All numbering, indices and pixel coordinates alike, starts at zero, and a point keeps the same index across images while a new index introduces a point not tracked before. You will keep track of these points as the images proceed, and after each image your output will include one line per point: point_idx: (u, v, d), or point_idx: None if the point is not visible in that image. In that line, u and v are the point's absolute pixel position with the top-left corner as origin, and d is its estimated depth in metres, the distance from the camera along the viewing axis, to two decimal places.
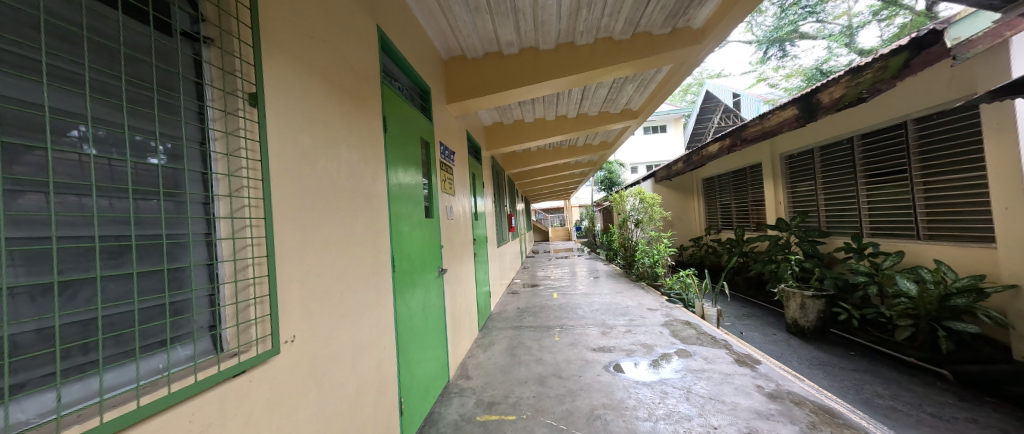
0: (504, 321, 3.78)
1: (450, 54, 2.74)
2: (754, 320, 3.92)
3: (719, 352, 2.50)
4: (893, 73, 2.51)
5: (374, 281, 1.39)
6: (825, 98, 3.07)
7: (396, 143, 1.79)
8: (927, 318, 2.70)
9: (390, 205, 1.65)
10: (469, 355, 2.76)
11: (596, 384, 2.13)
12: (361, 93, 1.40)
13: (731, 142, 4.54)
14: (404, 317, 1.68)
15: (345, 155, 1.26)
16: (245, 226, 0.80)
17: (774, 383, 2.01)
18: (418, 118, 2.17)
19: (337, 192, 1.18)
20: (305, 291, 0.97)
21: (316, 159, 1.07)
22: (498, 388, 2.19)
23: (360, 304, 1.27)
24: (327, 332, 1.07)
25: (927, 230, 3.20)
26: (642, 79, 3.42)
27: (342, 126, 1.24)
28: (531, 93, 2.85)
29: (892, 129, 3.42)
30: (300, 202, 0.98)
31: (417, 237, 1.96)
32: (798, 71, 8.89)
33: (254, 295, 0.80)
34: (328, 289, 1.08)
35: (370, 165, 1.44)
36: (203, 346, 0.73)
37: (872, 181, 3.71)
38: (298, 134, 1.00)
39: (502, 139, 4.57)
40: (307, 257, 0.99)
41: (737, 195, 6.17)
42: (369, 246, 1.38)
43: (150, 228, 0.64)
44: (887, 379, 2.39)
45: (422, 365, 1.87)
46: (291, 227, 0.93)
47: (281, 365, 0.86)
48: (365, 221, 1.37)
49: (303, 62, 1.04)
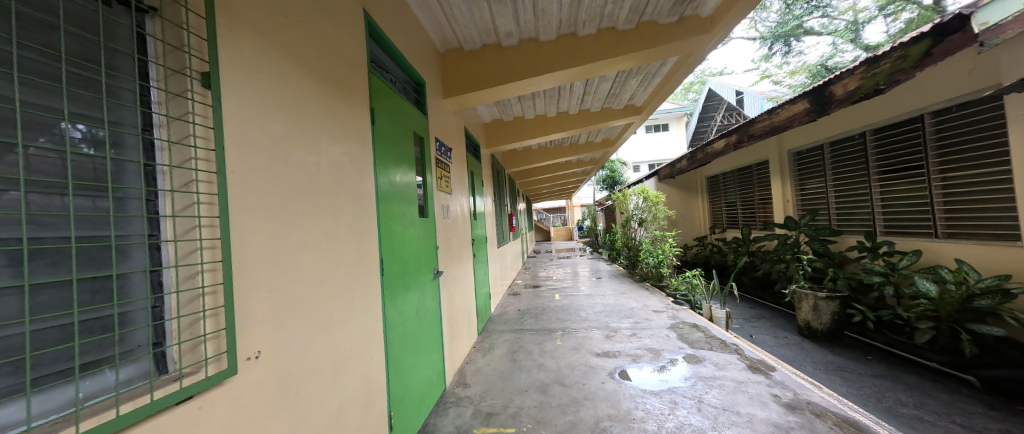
0: (504, 323, 3.66)
1: (446, 46, 2.64)
2: (763, 323, 3.78)
3: (731, 358, 2.37)
4: (913, 63, 2.39)
5: (360, 286, 1.28)
6: (838, 90, 2.95)
7: (387, 137, 1.68)
8: (948, 321, 2.54)
9: (380, 204, 1.54)
10: (467, 361, 2.65)
11: (601, 392, 2.02)
12: (346, 81, 1.29)
13: (738, 138, 4.41)
14: (395, 323, 1.57)
15: (326, 148, 1.15)
16: (195, 226, 0.68)
17: (791, 392, 1.89)
18: (412, 113, 2.06)
19: (315, 188, 1.06)
20: (275, 301, 0.86)
21: (291, 150, 0.96)
22: (497, 397, 2.07)
23: (344, 311, 1.16)
24: (305, 346, 0.96)
25: (946, 229, 3.07)
26: (646, 73, 3.29)
27: (323, 116, 1.13)
28: (530, 87, 2.74)
29: (907, 123, 3.28)
30: (270, 199, 0.87)
31: (410, 238, 1.85)
32: (803, 67, 8.76)
33: (207, 307, 0.69)
34: (304, 296, 0.97)
35: (356, 159, 1.33)
36: (137, 370, 0.62)
37: (885, 177, 3.57)
38: (269, 123, 0.89)
39: (502, 136, 4.47)
40: (278, 261, 0.87)
41: (742, 193, 6.02)
42: (355, 247, 1.27)
43: (75, 230, 0.53)
44: (909, 386, 2.26)
45: (415, 375, 1.75)
46: (260, 226, 0.82)
47: (242, 387, 0.75)
48: (349, 221, 1.25)
49: (275, 41, 0.93)
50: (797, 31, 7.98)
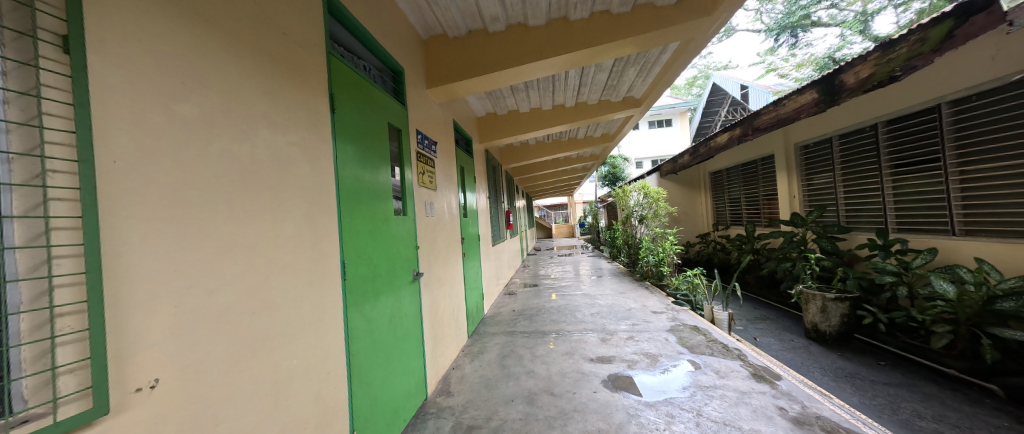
0: (497, 325, 3.52)
1: (429, 32, 2.48)
2: (768, 324, 3.62)
3: (733, 365, 2.21)
4: (933, 46, 2.19)
5: (307, 292, 1.17)
6: (850, 78, 2.75)
7: (351, 129, 1.54)
8: (967, 324, 2.36)
9: (341, 202, 1.42)
10: (453, 367, 2.52)
11: (592, 404, 1.87)
12: (290, 64, 1.17)
13: (743, 131, 4.23)
14: (358, 332, 1.45)
15: (263, 142, 1.03)
16: (43, 232, 0.56)
17: (799, 405, 1.73)
18: (388, 103, 1.92)
19: (245, 183, 0.95)
20: (181, 314, 0.75)
21: (210, 138, 0.85)
22: (480, 408, 1.94)
23: (282, 322, 1.06)
24: (225, 363, 0.85)
25: (964, 226, 2.88)
26: (644, 61, 3.12)
27: (258, 101, 1.02)
28: (520, 75, 2.58)
29: (923, 113, 3.08)
30: (174, 198, 0.75)
31: (382, 239, 1.72)
32: (811, 60, 8.53)
33: (62, 331, 0.57)
34: (223, 307, 0.86)
35: (305, 150, 1.21)
36: None
37: (898, 171, 3.38)
38: (175, 107, 0.78)
39: (496, 131, 4.29)
40: (185, 267, 0.77)
41: (746, 188, 5.84)
42: (301, 248, 1.16)
43: None
44: (926, 395, 2.09)
45: (387, 385, 1.64)
46: (160, 231, 0.72)
47: (131, 423, 0.65)
48: (295, 220, 1.14)
49: (184, 10, 0.81)
50: (805, 22, 7.68)
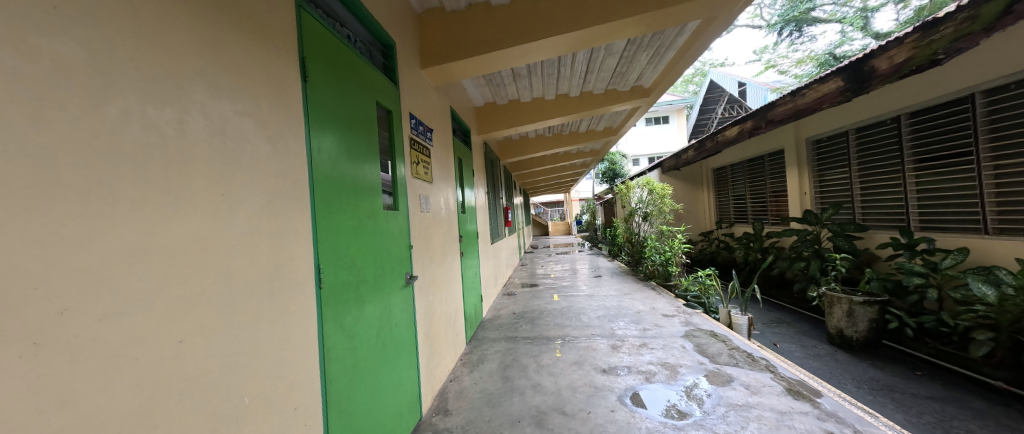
0: (496, 329, 3.27)
1: (424, 5, 2.21)
2: (785, 328, 3.43)
3: (763, 378, 2.00)
4: (984, 25, 1.99)
5: (264, 307, 0.92)
6: (882, 63, 2.52)
7: (328, 107, 1.28)
8: (1010, 330, 2.17)
9: (315, 197, 1.16)
10: (452, 379, 2.28)
11: (611, 425, 1.65)
12: (243, 13, 0.90)
13: (755, 124, 4.01)
14: (335, 352, 1.20)
15: (205, 111, 0.77)
16: None
17: (850, 428, 1.52)
18: (376, 80, 1.65)
19: (171, 162, 0.68)
20: (43, 356, 0.50)
21: (111, 93, 0.59)
22: (483, 429, 1.70)
23: (229, 349, 0.80)
24: (130, 417, 0.60)
25: (997, 224, 2.71)
26: (659, 44, 2.88)
27: (193, 52, 0.75)
28: (525, 55, 2.32)
29: (953, 103, 2.88)
30: (34, 175, 0.50)
31: (366, 239, 1.45)
32: (811, 58, 8.10)
33: None
34: (129, 340, 0.60)
35: (266, 126, 0.95)
36: None
37: (923, 166, 3.19)
38: (47, 41, 0.52)
39: (496, 122, 4.03)
40: (53, 283, 0.51)
41: (752, 184, 5.67)
42: (255, 252, 0.90)
43: None
44: (977, 412, 1.90)
45: (373, 410, 1.40)
46: (9, 233, 0.46)
47: None
48: (247, 214, 0.88)
49: None
50: (808, 16, 7.51)
